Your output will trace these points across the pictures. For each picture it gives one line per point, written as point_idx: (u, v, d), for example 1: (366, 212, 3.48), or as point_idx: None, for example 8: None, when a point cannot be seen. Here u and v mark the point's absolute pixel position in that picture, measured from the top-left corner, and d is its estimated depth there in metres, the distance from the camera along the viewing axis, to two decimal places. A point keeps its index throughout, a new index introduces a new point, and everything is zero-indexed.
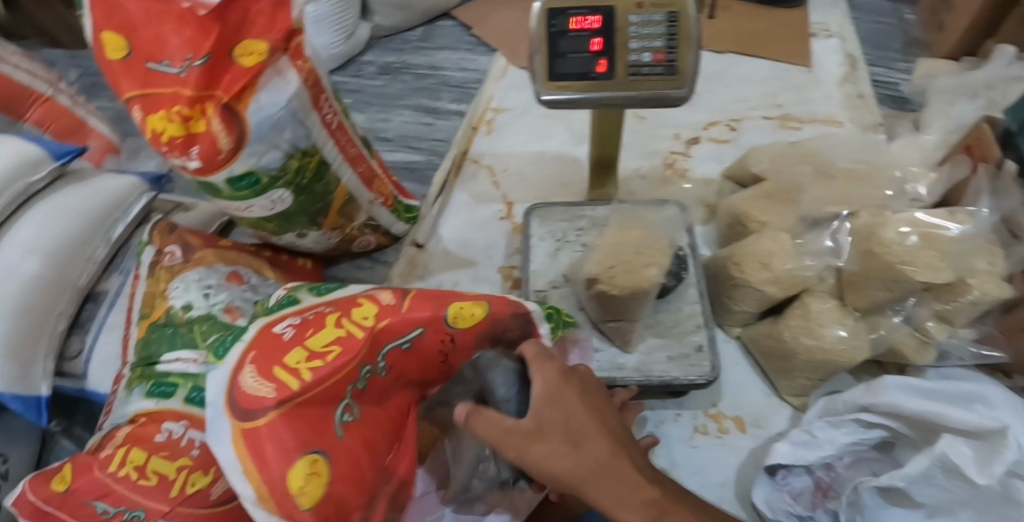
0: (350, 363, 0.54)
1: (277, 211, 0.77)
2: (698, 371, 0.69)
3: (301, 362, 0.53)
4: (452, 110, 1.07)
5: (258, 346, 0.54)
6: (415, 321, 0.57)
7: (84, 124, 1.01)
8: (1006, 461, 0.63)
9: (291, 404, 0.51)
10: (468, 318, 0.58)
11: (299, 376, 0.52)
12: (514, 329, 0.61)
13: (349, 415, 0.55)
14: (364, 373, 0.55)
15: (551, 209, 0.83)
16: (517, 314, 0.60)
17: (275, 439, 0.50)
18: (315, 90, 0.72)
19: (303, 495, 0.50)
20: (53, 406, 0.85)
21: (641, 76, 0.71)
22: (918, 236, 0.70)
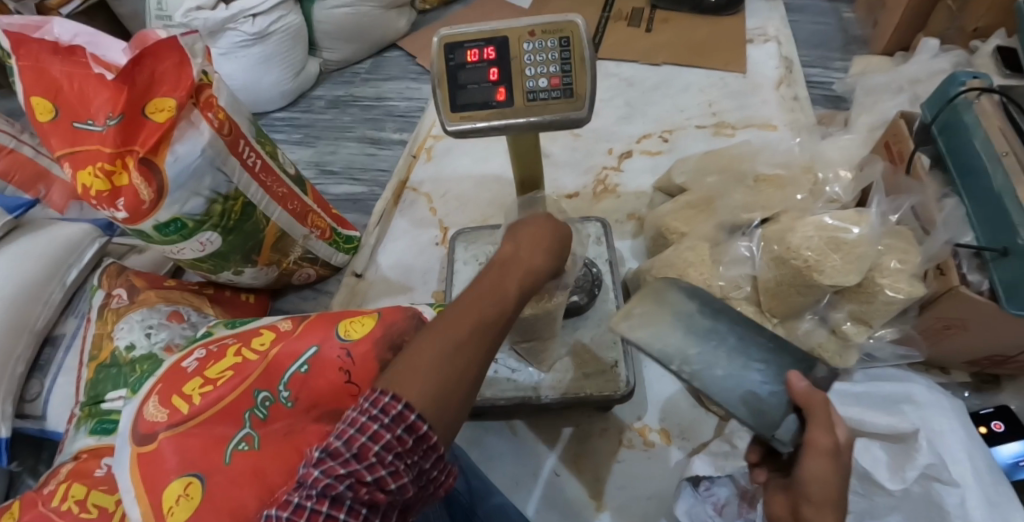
0: (243, 385, 0.60)
1: (209, 251, 0.80)
2: (613, 385, 0.71)
3: (195, 387, 0.60)
4: (395, 139, 1.11)
5: (165, 380, 0.62)
6: (309, 340, 0.64)
7: (48, 173, 1.03)
8: (919, 465, 0.63)
9: (182, 427, 0.58)
10: (357, 329, 0.64)
11: (191, 401, 0.59)
12: (410, 334, 0.64)
13: (245, 442, 0.57)
14: (259, 397, 0.60)
15: (477, 233, 0.86)
16: (410, 317, 0.66)
17: (162, 461, 0.56)
18: (231, 137, 0.75)
19: (171, 514, 0.54)
20: (19, 446, 0.90)
21: (540, 101, 0.73)
22: (824, 240, 0.69)
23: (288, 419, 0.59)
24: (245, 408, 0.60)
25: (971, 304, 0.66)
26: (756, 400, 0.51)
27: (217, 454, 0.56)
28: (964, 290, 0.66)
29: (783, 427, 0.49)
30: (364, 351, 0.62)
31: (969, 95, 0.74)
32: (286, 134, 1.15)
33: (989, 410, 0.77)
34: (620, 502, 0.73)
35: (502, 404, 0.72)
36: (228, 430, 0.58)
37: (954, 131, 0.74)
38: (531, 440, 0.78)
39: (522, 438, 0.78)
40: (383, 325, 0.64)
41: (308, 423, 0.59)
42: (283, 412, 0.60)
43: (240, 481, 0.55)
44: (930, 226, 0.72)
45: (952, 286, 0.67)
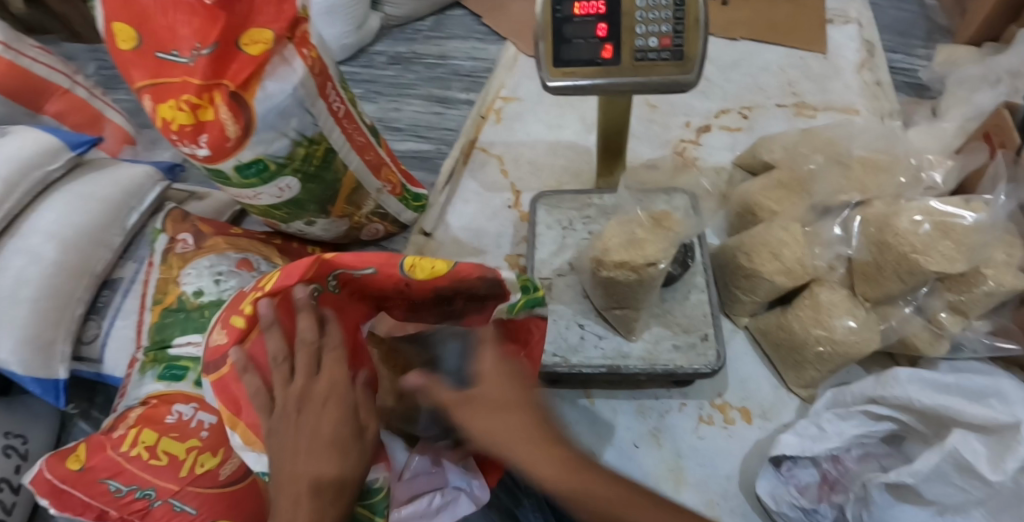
0: (292, 286, 0.54)
1: (285, 199, 0.77)
2: (703, 360, 0.69)
3: (253, 302, 0.54)
4: (462, 99, 1.08)
5: (229, 305, 0.57)
6: (366, 263, 0.55)
7: (102, 116, 0.99)
8: (1021, 458, 0.62)
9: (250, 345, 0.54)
10: (427, 270, 0.56)
11: (247, 315, 0.54)
12: (482, 287, 0.59)
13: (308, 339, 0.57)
14: (319, 312, 0.57)
15: (559, 197, 0.82)
16: (486, 278, 0.57)
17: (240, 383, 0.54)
18: (322, 78, 0.71)
19: (273, 433, 0.55)
20: (72, 389, 0.88)
21: (648, 61, 0.70)
22: (932, 225, 0.68)
23: (337, 306, 0.60)
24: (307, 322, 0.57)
25: None
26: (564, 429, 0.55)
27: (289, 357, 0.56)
28: None
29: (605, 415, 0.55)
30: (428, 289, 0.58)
31: None
32: None
33: None
34: (697, 479, 0.72)
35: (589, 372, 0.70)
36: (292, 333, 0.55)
37: None
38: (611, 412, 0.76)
39: (600, 407, 0.76)
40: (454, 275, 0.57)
41: (353, 302, 0.61)
42: (332, 303, 0.59)
43: None
44: None
45: None
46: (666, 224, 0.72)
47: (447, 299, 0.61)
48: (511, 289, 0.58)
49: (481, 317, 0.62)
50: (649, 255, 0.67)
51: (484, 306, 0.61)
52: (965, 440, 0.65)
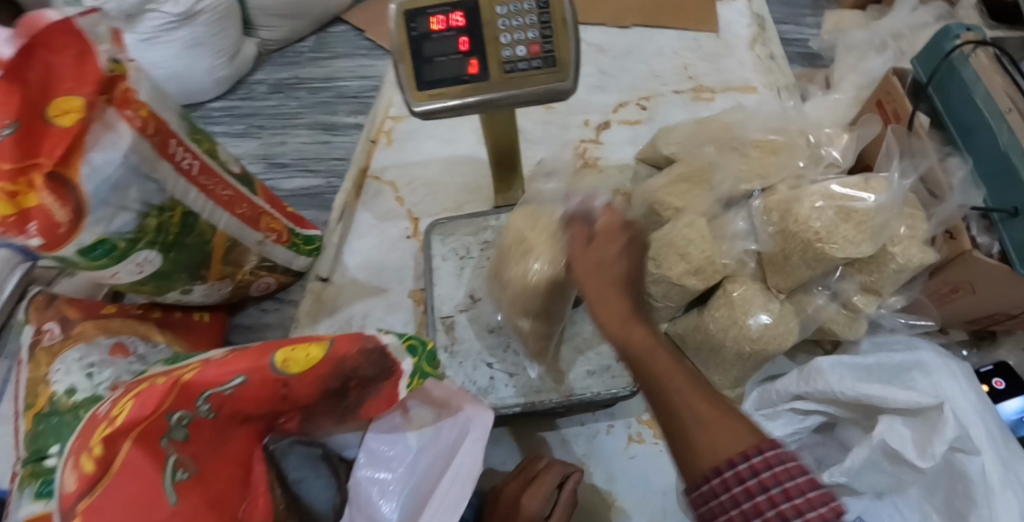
0: (152, 416, 0.43)
1: (148, 273, 0.69)
2: (622, 383, 0.65)
3: (101, 437, 0.41)
4: (350, 123, 1.01)
5: (82, 434, 0.43)
6: (232, 371, 0.45)
7: None
8: (946, 440, 0.59)
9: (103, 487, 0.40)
10: (301, 361, 0.46)
11: (97, 452, 0.41)
12: (369, 369, 0.48)
13: (181, 471, 0.44)
14: (174, 421, 0.44)
15: (454, 223, 0.77)
16: (368, 352, 0.47)
17: None
18: (159, 137, 0.63)
19: None
20: None
21: (519, 72, 0.65)
22: (834, 210, 0.65)
23: (212, 433, 0.47)
24: (160, 438, 0.44)
25: (980, 267, 0.65)
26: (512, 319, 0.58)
27: (160, 494, 0.42)
28: (978, 254, 0.64)
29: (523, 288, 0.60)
30: (309, 383, 0.47)
31: (965, 49, 0.69)
32: (227, 126, 1.04)
33: (990, 367, 0.76)
34: (634, 504, 0.68)
35: (505, 414, 0.65)
36: (155, 468, 0.42)
37: (952, 87, 0.70)
38: (537, 447, 0.72)
39: (526, 443, 0.72)
40: (333, 357, 0.46)
41: (234, 427, 0.49)
42: (206, 429, 0.47)
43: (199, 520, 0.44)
44: (938, 191, 0.69)
45: (964, 250, 0.65)
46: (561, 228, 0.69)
47: (338, 395, 0.49)
48: (399, 358, 0.48)
49: (381, 405, 0.49)
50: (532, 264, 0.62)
51: (381, 391, 0.49)
52: (893, 426, 0.63)
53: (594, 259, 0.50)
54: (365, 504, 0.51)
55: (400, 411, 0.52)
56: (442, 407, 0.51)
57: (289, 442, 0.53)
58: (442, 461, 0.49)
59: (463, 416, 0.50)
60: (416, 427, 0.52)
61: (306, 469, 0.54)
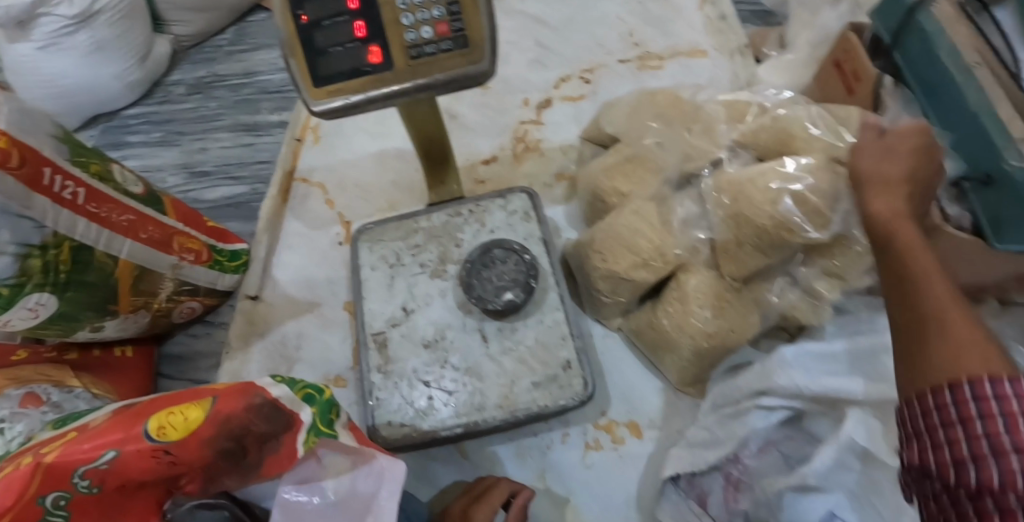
0: (16, 505, 0.38)
1: (44, 317, 0.62)
2: (569, 393, 0.60)
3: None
4: (274, 121, 0.93)
5: None
6: (100, 446, 0.39)
7: None
8: None
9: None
10: (179, 425, 0.40)
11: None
12: (261, 425, 0.41)
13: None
14: (48, 504, 0.39)
15: (383, 227, 0.71)
16: (257, 407, 0.41)
17: None
18: (29, 169, 0.54)
19: None
20: None
21: (426, 56, 0.58)
22: (792, 194, 0.58)
23: (100, 508, 0.43)
24: None
25: (954, 243, 0.58)
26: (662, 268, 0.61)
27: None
28: (951, 229, 0.57)
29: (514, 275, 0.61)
30: (195, 450, 0.41)
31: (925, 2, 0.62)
32: (145, 134, 0.96)
33: None
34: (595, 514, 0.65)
35: (446, 436, 0.60)
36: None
37: (913, 44, 0.63)
38: (487, 464, 0.67)
39: (475, 460, 0.68)
40: (219, 418, 0.40)
41: (129, 498, 0.44)
42: (90, 506, 0.42)
43: None
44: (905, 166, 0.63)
45: (936, 225, 0.58)
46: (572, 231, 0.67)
47: (236, 455, 0.43)
48: (299, 410, 0.42)
49: (282, 461, 0.43)
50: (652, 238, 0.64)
51: (280, 446, 0.43)
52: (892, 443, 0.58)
53: (881, 171, 0.54)
54: None
55: (313, 458, 0.46)
56: (360, 453, 0.46)
57: (189, 508, 0.45)
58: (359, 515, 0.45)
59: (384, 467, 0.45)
60: (333, 476, 0.46)
61: None
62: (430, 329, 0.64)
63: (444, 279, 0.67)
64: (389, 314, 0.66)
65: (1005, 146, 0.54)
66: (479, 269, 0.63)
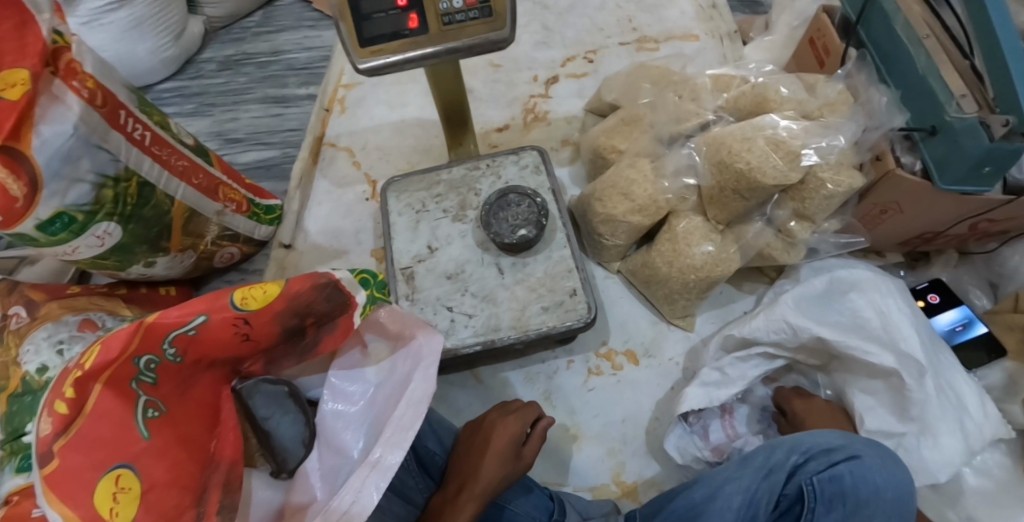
0: (119, 359, 0.45)
1: (109, 246, 0.71)
2: (575, 315, 0.69)
3: (71, 381, 0.44)
4: (301, 94, 1.02)
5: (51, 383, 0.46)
6: (193, 311, 0.48)
7: None
8: (914, 378, 0.66)
9: (76, 429, 0.43)
10: (259, 298, 0.50)
11: (69, 394, 0.43)
12: (323, 304, 0.53)
13: (152, 410, 0.48)
14: (142, 364, 0.47)
15: (407, 180, 0.79)
16: (323, 286, 0.52)
17: (76, 473, 0.42)
18: (109, 108, 0.65)
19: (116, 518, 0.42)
20: None
21: (456, 24, 0.67)
22: (767, 140, 0.69)
23: (178, 376, 0.51)
24: (129, 381, 0.47)
25: (903, 185, 0.68)
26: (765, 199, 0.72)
27: (131, 432, 0.46)
28: (901, 172, 0.67)
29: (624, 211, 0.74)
30: (267, 321, 0.51)
31: None
32: (178, 106, 1.04)
33: (925, 284, 0.80)
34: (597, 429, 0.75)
35: (466, 353, 0.68)
36: (127, 410, 0.46)
37: (874, 19, 0.73)
38: (501, 387, 0.75)
39: (490, 385, 0.75)
40: (289, 294, 0.51)
41: (202, 371, 0.53)
42: (172, 372, 0.50)
43: (172, 451, 0.48)
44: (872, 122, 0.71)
45: (890, 169, 0.68)
46: (602, 194, 0.76)
47: (297, 333, 0.54)
48: (354, 291, 0.53)
49: (336, 338, 0.55)
50: (649, 196, 0.74)
51: (336, 325, 0.55)
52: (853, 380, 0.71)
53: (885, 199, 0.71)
54: (331, 438, 0.55)
55: (360, 346, 0.57)
56: (398, 337, 0.56)
57: (255, 381, 0.56)
58: (399, 388, 0.52)
59: (421, 346, 0.53)
60: (375, 362, 0.57)
61: (274, 406, 0.56)
62: (451, 264, 0.73)
63: (464, 222, 0.75)
64: (414, 252, 0.74)
65: (947, 101, 0.65)
66: (497, 210, 0.73)
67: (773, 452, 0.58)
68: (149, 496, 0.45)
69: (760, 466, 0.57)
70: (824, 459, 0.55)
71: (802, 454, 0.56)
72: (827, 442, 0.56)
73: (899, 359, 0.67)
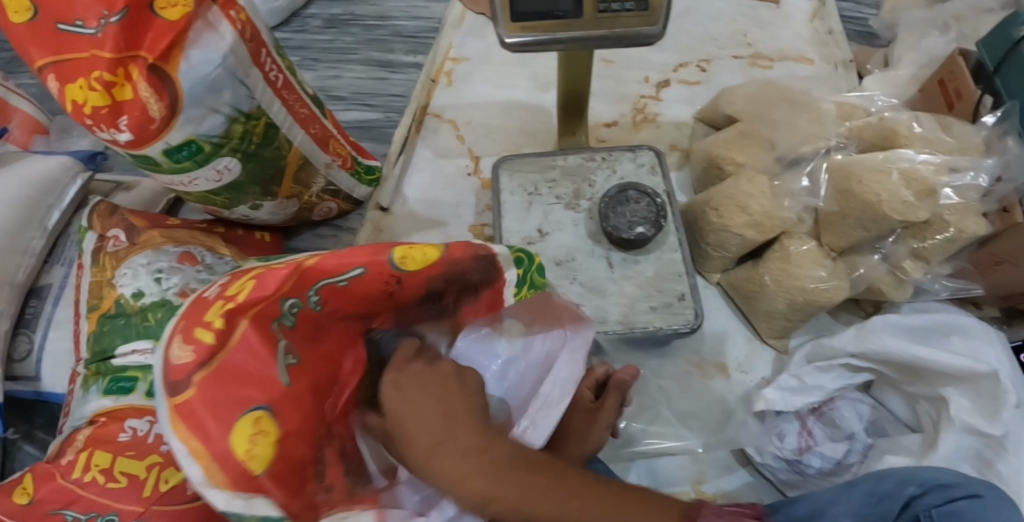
0: (268, 298, 0.45)
1: (225, 182, 0.71)
2: (681, 320, 0.69)
3: (220, 312, 0.43)
4: (407, 62, 1.01)
5: (190, 318, 0.46)
6: (351, 264, 0.47)
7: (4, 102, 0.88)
8: (1009, 405, 0.64)
9: (219, 363, 0.42)
10: (418, 260, 0.49)
11: (217, 326, 0.43)
12: (475, 273, 0.52)
13: (290, 357, 0.46)
14: (286, 305, 0.46)
15: (522, 160, 0.79)
16: (479, 258, 0.51)
17: (214, 403, 0.41)
18: (254, 44, 0.64)
19: (252, 459, 0.41)
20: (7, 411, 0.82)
21: (611, 13, 0.66)
22: (900, 173, 0.68)
23: (315, 325, 0.50)
24: (271, 320, 0.46)
25: None
26: (883, 235, 0.72)
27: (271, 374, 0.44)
28: None
29: (739, 224, 0.73)
30: (417, 282, 0.50)
31: None
32: None
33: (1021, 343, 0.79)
34: (680, 438, 0.75)
35: None
36: (268, 351, 0.45)
37: (1014, 71, 0.71)
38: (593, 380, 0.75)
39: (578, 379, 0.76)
40: (447, 261, 0.49)
41: (338, 322, 0.52)
42: (310, 320, 0.49)
43: (305, 402, 0.46)
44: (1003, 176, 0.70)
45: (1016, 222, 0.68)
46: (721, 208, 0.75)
47: (438, 298, 0.54)
48: (505, 267, 0.53)
49: (476, 307, 0.55)
50: (770, 215, 0.73)
51: (479, 297, 0.54)
52: (951, 399, 0.68)
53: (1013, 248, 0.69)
54: None
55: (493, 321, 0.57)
56: (544, 315, 0.58)
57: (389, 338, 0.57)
58: (537, 370, 0.58)
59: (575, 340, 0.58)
60: (507, 337, 0.59)
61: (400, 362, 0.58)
62: (561, 251, 0.73)
63: (577, 211, 0.75)
64: (523, 235, 0.73)
65: None
66: (617, 204, 0.72)
67: (883, 482, 0.57)
68: (284, 443, 0.44)
69: (868, 493, 0.56)
70: (940, 494, 0.52)
71: (917, 486, 0.54)
72: (941, 480, 0.54)
73: (980, 379, 0.67)
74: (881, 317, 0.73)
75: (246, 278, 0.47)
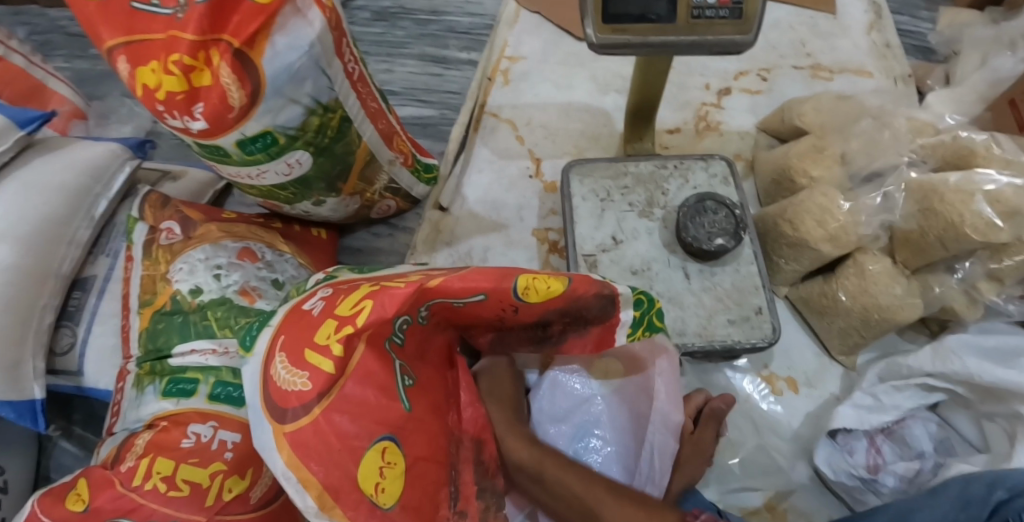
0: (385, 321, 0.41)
1: (294, 177, 0.68)
2: (759, 334, 0.67)
3: (339, 336, 0.40)
4: (461, 59, 0.99)
5: (287, 329, 0.43)
6: (475, 289, 0.44)
7: (43, 87, 0.85)
8: None
9: (338, 391, 0.40)
10: (542, 291, 0.45)
11: (337, 353, 0.40)
12: (594, 310, 0.49)
13: (406, 378, 0.46)
14: (399, 323, 0.44)
15: (592, 164, 0.77)
16: (602, 295, 0.48)
17: (340, 436, 0.40)
18: (338, 34, 0.62)
19: (382, 492, 0.41)
20: (47, 405, 0.79)
21: (704, 19, 0.64)
22: (984, 195, 0.66)
23: (420, 338, 0.49)
24: (385, 338, 0.44)
25: None
26: (955, 257, 0.72)
27: (395, 402, 0.43)
28: None
29: (817, 237, 0.72)
30: (535, 312, 0.48)
31: None
32: None
33: None
34: (749, 453, 0.74)
35: None
36: (387, 375, 0.43)
37: None
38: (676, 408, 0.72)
39: None
40: (572, 296, 0.47)
41: (437, 335, 0.52)
42: (417, 334, 0.48)
43: (422, 425, 0.46)
44: None
45: None
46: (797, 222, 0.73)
47: (545, 325, 0.52)
48: (623, 308, 0.49)
49: (581, 343, 0.53)
50: (849, 231, 0.71)
51: (589, 333, 0.52)
52: None
53: None
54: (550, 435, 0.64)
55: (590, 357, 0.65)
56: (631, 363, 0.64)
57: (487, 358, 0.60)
58: (630, 421, 0.64)
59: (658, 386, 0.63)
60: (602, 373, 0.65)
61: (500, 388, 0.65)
62: (637, 259, 0.71)
63: (651, 219, 0.73)
64: (597, 242, 0.72)
65: None
66: (694, 214, 0.70)
67: (970, 486, 0.53)
68: (410, 470, 0.44)
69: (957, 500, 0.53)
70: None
71: (1006, 489, 0.51)
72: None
73: None
74: (958, 337, 0.72)
75: (356, 291, 0.44)
